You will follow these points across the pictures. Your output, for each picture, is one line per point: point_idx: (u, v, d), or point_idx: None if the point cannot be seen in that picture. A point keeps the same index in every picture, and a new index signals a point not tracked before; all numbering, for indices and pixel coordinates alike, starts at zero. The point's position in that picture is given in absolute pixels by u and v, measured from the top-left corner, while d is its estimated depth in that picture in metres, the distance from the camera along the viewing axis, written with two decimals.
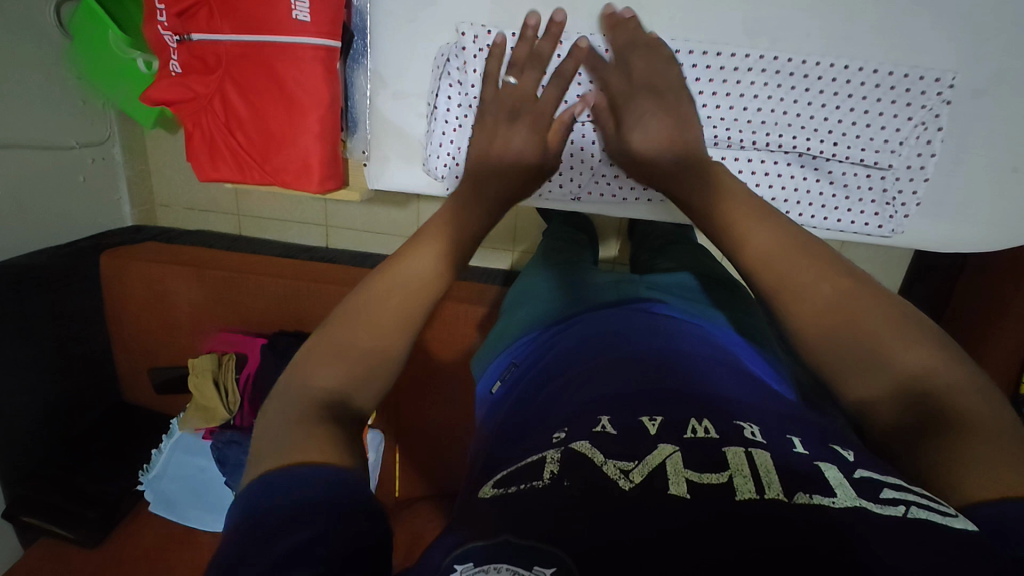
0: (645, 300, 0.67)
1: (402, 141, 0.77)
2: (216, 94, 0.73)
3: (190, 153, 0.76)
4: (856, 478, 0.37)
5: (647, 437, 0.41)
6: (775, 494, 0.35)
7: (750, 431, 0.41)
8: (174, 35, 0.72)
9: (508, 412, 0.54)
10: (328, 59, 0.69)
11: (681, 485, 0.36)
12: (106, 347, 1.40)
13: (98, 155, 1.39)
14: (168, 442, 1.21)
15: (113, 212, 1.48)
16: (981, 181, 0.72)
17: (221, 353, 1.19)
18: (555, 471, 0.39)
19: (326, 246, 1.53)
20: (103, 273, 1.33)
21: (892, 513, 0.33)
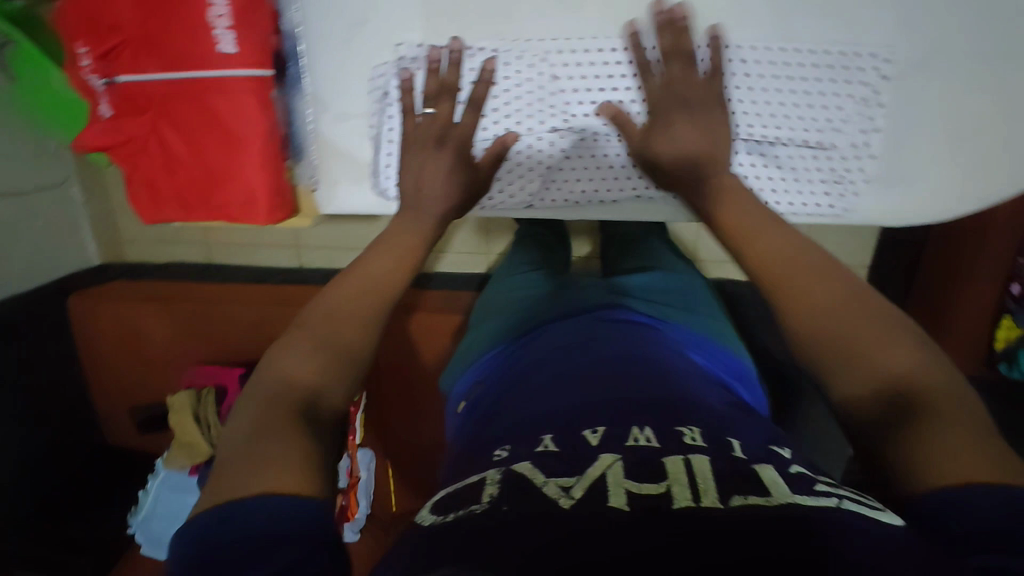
0: (605, 309, 0.69)
1: (348, 164, 0.75)
2: (150, 134, 0.72)
3: (131, 196, 0.75)
4: (793, 474, 0.41)
5: (588, 448, 0.44)
6: (712, 502, 0.38)
7: (690, 436, 0.45)
8: (100, 78, 0.70)
9: (470, 430, 0.56)
10: (261, 90, 0.68)
11: (620, 496, 0.39)
12: (83, 392, 1.37)
13: (55, 198, 1.36)
14: (154, 482, 1.18)
15: (78, 254, 1.45)
16: (930, 152, 0.72)
17: (200, 389, 1.18)
18: (493, 496, 0.40)
19: (300, 266, 1.52)
20: (73, 318, 1.31)
21: (825, 504, 0.38)
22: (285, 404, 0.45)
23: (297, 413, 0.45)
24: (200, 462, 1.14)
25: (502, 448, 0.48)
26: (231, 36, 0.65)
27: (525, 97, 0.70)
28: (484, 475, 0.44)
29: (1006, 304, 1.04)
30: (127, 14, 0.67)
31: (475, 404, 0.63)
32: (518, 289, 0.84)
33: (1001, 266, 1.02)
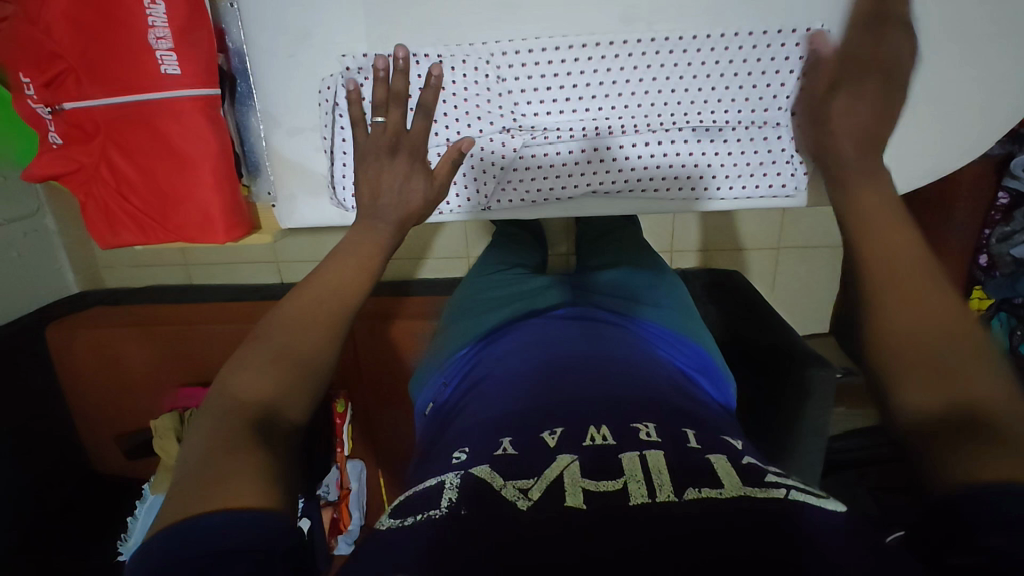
0: (569, 308, 0.70)
1: (306, 177, 0.76)
2: (101, 160, 0.72)
3: (85, 223, 0.74)
4: (744, 465, 0.42)
5: (545, 450, 0.44)
6: (667, 495, 0.39)
7: (646, 432, 0.46)
8: (45, 107, 0.70)
9: (435, 436, 0.56)
10: (210, 108, 0.69)
11: (577, 495, 0.39)
12: (68, 422, 1.36)
13: (29, 228, 1.35)
14: (141, 508, 1.18)
15: (56, 283, 1.44)
16: None
17: (183, 411, 1.18)
18: (452, 500, 0.40)
19: (281, 282, 1.51)
20: (51, 348, 1.29)
21: (775, 495, 0.39)
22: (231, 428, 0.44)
23: (251, 428, 0.45)
24: None
25: (460, 451, 0.47)
26: (174, 58, 0.65)
27: (474, 100, 0.70)
28: (444, 479, 0.43)
29: (975, 274, 1.05)
30: (67, 40, 0.66)
31: (442, 408, 0.62)
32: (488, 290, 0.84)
33: (969, 237, 1.04)
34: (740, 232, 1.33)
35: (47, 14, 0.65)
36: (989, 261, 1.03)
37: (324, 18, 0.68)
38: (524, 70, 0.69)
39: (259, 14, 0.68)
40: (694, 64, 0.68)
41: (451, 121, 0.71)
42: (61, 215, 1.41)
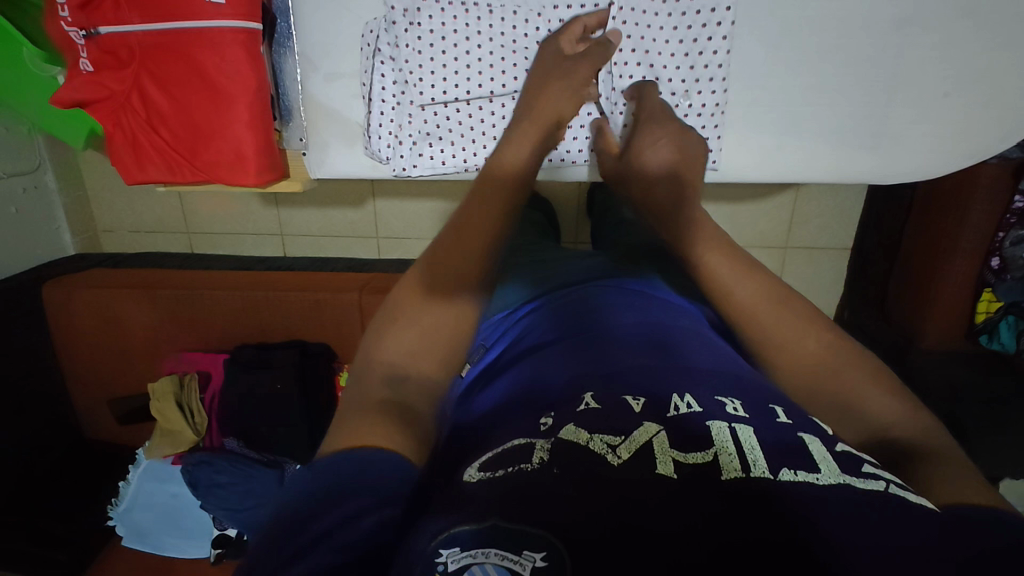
0: (622, 278, 0.65)
1: (340, 124, 0.76)
2: (133, 89, 0.70)
3: (112, 154, 0.73)
4: (839, 453, 0.35)
5: (632, 413, 0.38)
6: (761, 473, 0.32)
7: (732, 406, 0.39)
8: (79, 30, 0.68)
9: (485, 393, 0.49)
10: (250, 43, 0.67)
11: (667, 464, 0.33)
12: (60, 383, 1.33)
13: (30, 185, 1.32)
14: (135, 472, 1.16)
15: (54, 242, 1.41)
16: (913, 110, 0.70)
17: (182, 375, 1.17)
18: (545, 457, 0.34)
19: (284, 255, 1.49)
20: (47, 307, 1.26)
21: (875, 488, 0.32)
22: (373, 387, 0.45)
23: (386, 385, 0.45)
24: (184, 451, 1.13)
25: (546, 415, 0.40)
26: None
27: (498, 51, 0.70)
28: (534, 440, 0.37)
29: (987, 277, 1.07)
30: None
31: (489, 367, 0.55)
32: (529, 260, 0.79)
33: (981, 239, 1.06)
34: (748, 229, 1.37)
35: None
36: (1001, 263, 1.04)
37: None
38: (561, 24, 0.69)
39: None
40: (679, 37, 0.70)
41: (494, 72, 0.71)
42: (63, 174, 1.38)
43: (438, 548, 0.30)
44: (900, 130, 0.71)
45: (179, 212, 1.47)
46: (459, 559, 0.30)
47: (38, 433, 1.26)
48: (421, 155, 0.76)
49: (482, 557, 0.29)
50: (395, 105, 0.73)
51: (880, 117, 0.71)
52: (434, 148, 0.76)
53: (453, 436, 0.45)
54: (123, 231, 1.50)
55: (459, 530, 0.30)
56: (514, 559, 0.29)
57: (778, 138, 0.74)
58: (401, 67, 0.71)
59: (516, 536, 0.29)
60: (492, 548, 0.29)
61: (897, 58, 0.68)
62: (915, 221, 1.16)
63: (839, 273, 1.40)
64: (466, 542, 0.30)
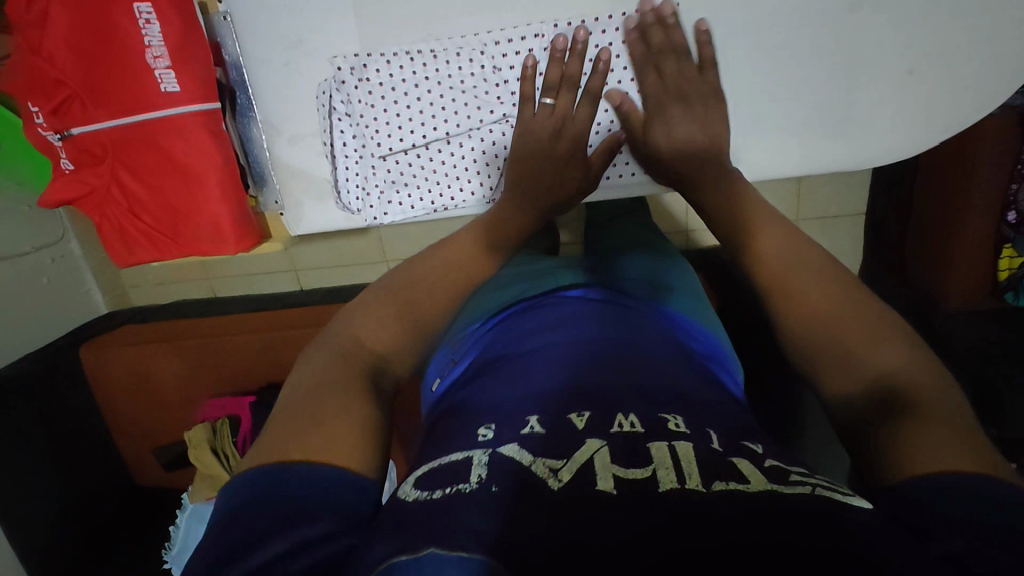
0: (600, 290, 0.74)
1: (310, 182, 0.81)
2: (112, 182, 0.78)
3: (102, 243, 0.81)
4: (766, 467, 0.42)
5: (575, 432, 0.46)
6: (695, 484, 0.39)
7: (674, 422, 0.47)
8: (55, 133, 0.75)
9: (446, 408, 0.58)
10: (210, 122, 0.74)
11: (607, 479, 0.40)
12: (106, 435, 1.41)
13: (57, 254, 1.40)
14: (184, 516, 1.20)
15: (86, 304, 1.49)
16: (880, 91, 0.74)
17: (215, 422, 1.23)
18: (482, 476, 0.42)
19: (299, 289, 1.54)
20: (84, 366, 1.35)
21: (802, 492, 0.39)
22: (356, 361, 0.54)
23: (365, 370, 0.53)
24: None
25: (487, 429, 0.48)
26: (172, 75, 0.71)
27: (448, 94, 0.75)
28: (473, 455, 0.44)
29: (1004, 233, 1.02)
30: (68, 66, 0.71)
31: (457, 381, 0.65)
32: (511, 269, 0.87)
33: (993, 193, 1.01)
34: None
35: (49, 43, 0.70)
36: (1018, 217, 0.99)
37: (314, 25, 0.73)
38: (506, 60, 0.73)
39: (253, 26, 0.73)
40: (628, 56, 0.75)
41: (448, 114, 0.76)
42: (87, 240, 1.46)
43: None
44: (866, 114, 0.76)
45: (196, 261, 1.53)
46: None
47: (90, 486, 1.35)
48: (390, 203, 0.81)
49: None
50: (358, 159, 0.79)
51: (846, 105, 0.75)
52: (402, 195, 0.81)
53: (418, 446, 0.54)
54: (147, 285, 1.58)
55: (399, 559, 0.35)
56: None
57: (745, 139, 0.78)
58: (359, 122, 0.77)
59: (461, 562, 0.35)
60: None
61: (853, 45, 0.72)
62: (924, 180, 1.12)
63: (855, 240, 1.36)
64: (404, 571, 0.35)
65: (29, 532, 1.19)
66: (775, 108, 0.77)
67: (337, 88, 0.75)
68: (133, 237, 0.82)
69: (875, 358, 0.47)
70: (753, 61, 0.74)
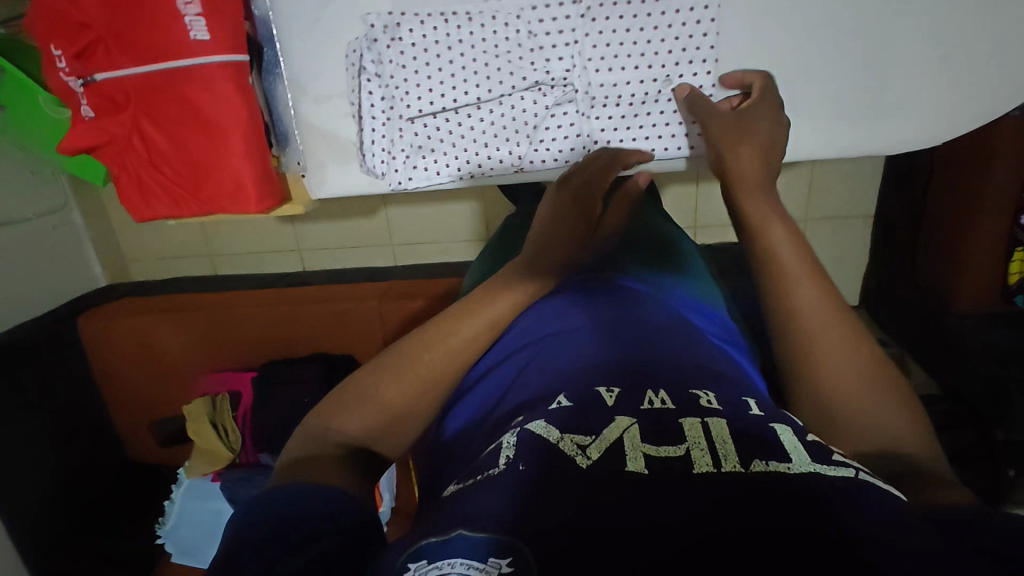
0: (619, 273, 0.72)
1: (335, 143, 0.81)
2: (132, 131, 0.77)
3: (121, 195, 0.80)
4: (809, 442, 0.44)
5: (604, 408, 0.47)
6: (732, 465, 0.40)
7: (706, 399, 0.48)
8: (78, 79, 0.75)
9: (468, 400, 0.59)
10: (238, 74, 0.73)
11: (638, 460, 0.41)
12: (105, 409, 1.40)
13: (59, 224, 1.40)
14: (179, 492, 1.18)
15: (86, 276, 1.48)
16: (912, 77, 0.74)
17: (214, 395, 1.21)
18: (510, 455, 0.42)
19: (304, 269, 1.52)
20: (86, 339, 1.34)
21: (846, 474, 0.40)
22: (405, 371, 0.57)
23: (409, 380, 0.57)
24: (222, 468, 1.16)
25: (516, 417, 0.50)
26: (202, 23, 0.70)
27: (480, 58, 0.74)
28: (501, 440, 0.45)
29: (1018, 236, 1.00)
30: (94, 10, 0.70)
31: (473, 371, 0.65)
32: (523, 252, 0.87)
33: (1011, 195, 1.00)
34: None
35: None
36: None
37: None
38: (542, 26, 0.73)
39: None
40: (670, 26, 0.72)
41: (480, 79, 0.75)
42: (88, 211, 1.45)
43: (408, 563, 0.39)
44: (897, 100, 0.75)
45: (201, 237, 1.51)
46: (426, 570, 0.38)
47: (87, 460, 1.34)
48: (416, 168, 0.80)
49: (449, 568, 0.38)
50: (385, 121, 0.78)
51: (875, 91, 0.75)
52: (428, 160, 0.80)
53: (451, 441, 0.56)
54: (148, 260, 1.54)
55: (427, 545, 0.39)
56: (481, 566, 0.37)
57: None
58: (389, 84, 0.76)
59: (485, 547, 0.37)
60: (459, 556, 0.38)
61: (887, 29, 0.72)
62: (939, 183, 1.12)
63: (861, 240, 1.37)
64: (433, 555, 0.38)
65: (23, 505, 1.17)
66: (804, 93, 0.76)
67: (366, 47, 0.74)
68: (152, 190, 0.81)
69: (888, 421, 0.49)
70: (783, 44, 0.73)
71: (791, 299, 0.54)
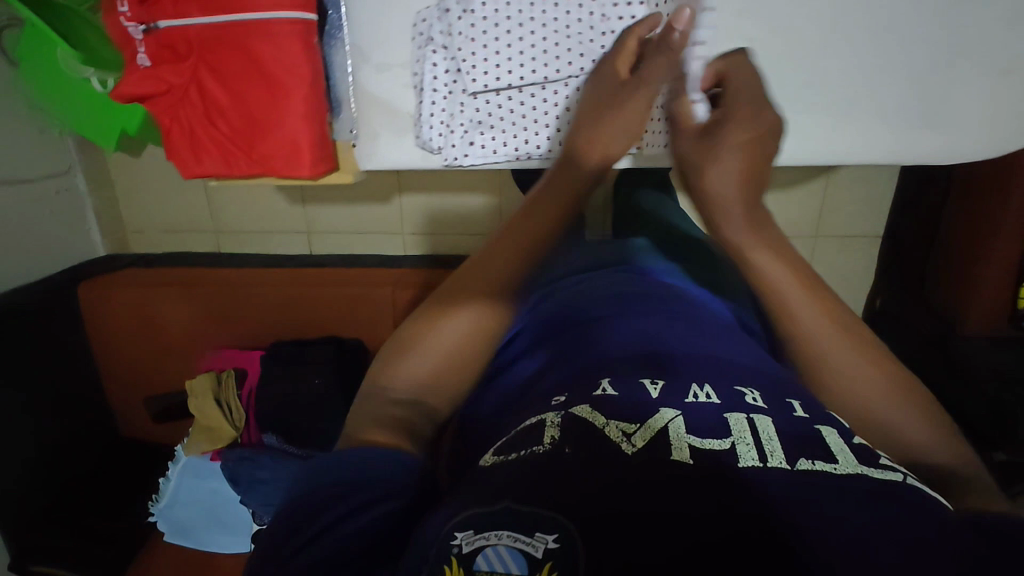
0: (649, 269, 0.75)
1: (390, 114, 0.82)
2: (190, 82, 0.78)
3: (173, 148, 0.81)
4: (855, 445, 0.42)
5: (649, 400, 0.45)
6: (778, 462, 0.39)
7: (750, 397, 0.46)
8: (139, 25, 0.77)
9: (505, 384, 0.58)
10: (306, 33, 0.74)
11: (682, 450, 0.40)
12: (97, 381, 1.35)
13: (63, 187, 1.35)
14: (175, 469, 1.21)
15: (85, 243, 1.42)
16: (974, 84, 0.80)
17: (219, 372, 1.21)
18: (556, 437, 0.42)
19: (311, 253, 1.49)
20: (84, 307, 1.30)
21: (893, 479, 0.38)
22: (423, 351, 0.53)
23: (425, 362, 0.53)
24: (223, 447, 1.16)
25: (558, 395, 0.49)
26: None
27: (553, 37, 0.74)
28: (545, 419, 0.45)
29: None
30: None
31: (507, 355, 0.64)
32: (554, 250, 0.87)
33: None
34: (779, 218, 1.37)
35: None
36: None
37: None
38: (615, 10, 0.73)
39: None
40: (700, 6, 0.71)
41: (549, 58, 0.74)
42: (93, 176, 1.40)
43: (454, 531, 0.37)
44: (956, 108, 0.81)
45: (208, 212, 1.47)
46: (473, 540, 0.36)
47: (75, 432, 1.29)
48: (472, 144, 0.80)
49: (495, 539, 0.36)
50: (446, 94, 0.79)
51: (941, 97, 0.81)
52: (485, 137, 0.80)
53: (482, 423, 0.54)
54: (151, 232, 1.51)
55: (473, 515, 0.37)
56: (526, 539, 0.36)
57: (835, 123, 0.84)
58: (453, 56, 0.76)
59: (532, 520, 0.36)
60: (505, 530, 0.36)
61: (955, 37, 0.78)
62: (953, 206, 1.15)
63: (869, 259, 1.40)
64: (480, 525, 0.37)
65: (6, 473, 1.12)
66: (883, 87, 0.81)
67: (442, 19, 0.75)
68: (203, 144, 0.82)
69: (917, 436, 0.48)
70: (852, 45, 0.79)
71: (804, 302, 0.53)
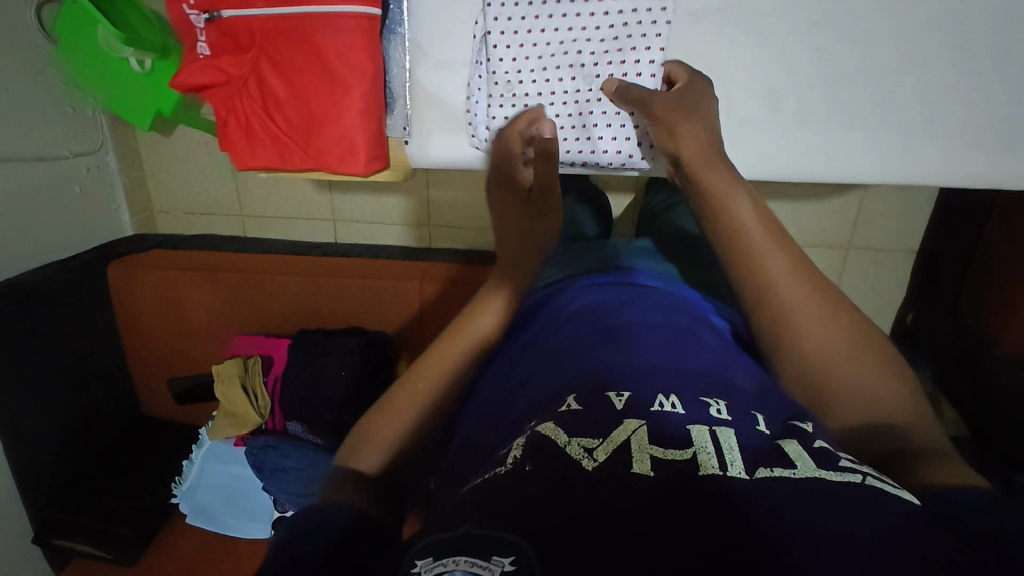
0: (635, 271, 0.71)
1: (444, 111, 0.82)
2: (249, 74, 0.79)
3: (230, 140, 0.82)
4: (815, 450, 0.40)
5: (613, 411, 0.44)
6: (737, 471, 0.37)
7: (716, 407, 0.44)
8: (202, 13, 0.78)
9: (495, 397, 0.58)
10: (370, 27, 0.74)
11: (644, 462, 0.39)
12: (123, 359, 1.37)
13: (92, 164, 1.34)
14: (200, 453, 1.23)
15: (113, 221, 1.42)
16: None
17: (247, 358, 1.22)
18: (518, 457, 0.41)
19: (334, 240, 1.48)
20: (112, 287, 1.30)
21: (850, 480, 0.37)
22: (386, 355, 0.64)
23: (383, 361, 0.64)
24: (246, 432, 1.19)
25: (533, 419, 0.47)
26: None
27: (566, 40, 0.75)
28: (510, 446, 0.44)
29: None
30: None
31: (500, 363, 0.65)
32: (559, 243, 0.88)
33: None
34: (811, 228, 1.35)
35: None
36: None
37: None
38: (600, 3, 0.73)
39: None
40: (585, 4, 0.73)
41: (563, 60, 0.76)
42: (124, 154, 1.40)
43: (415, 560, 0.37)
44: None
45: (234, 195, 1.46)
46: (431, 567, 0.36)
47: (98, 409, 1.30)
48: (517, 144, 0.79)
49: (453, 565, 0.35)
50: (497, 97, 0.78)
51: None
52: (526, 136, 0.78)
53: (468, 441, 0.55)
54: (177, 213, 1.51)
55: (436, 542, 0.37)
56: (483, 565, 0.34)
57: None
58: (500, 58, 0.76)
59: (489, 544, 0.35)
60: (462, 554, 0.35)
61: None
62: (997, 224, 1.11)
63: (902, 275, 1.37)
64: (439, 552, 0.36)
65: (28, 445, 1.14)
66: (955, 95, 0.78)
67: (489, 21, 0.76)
68: (259, 137, 0.83)
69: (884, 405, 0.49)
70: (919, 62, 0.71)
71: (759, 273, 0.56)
